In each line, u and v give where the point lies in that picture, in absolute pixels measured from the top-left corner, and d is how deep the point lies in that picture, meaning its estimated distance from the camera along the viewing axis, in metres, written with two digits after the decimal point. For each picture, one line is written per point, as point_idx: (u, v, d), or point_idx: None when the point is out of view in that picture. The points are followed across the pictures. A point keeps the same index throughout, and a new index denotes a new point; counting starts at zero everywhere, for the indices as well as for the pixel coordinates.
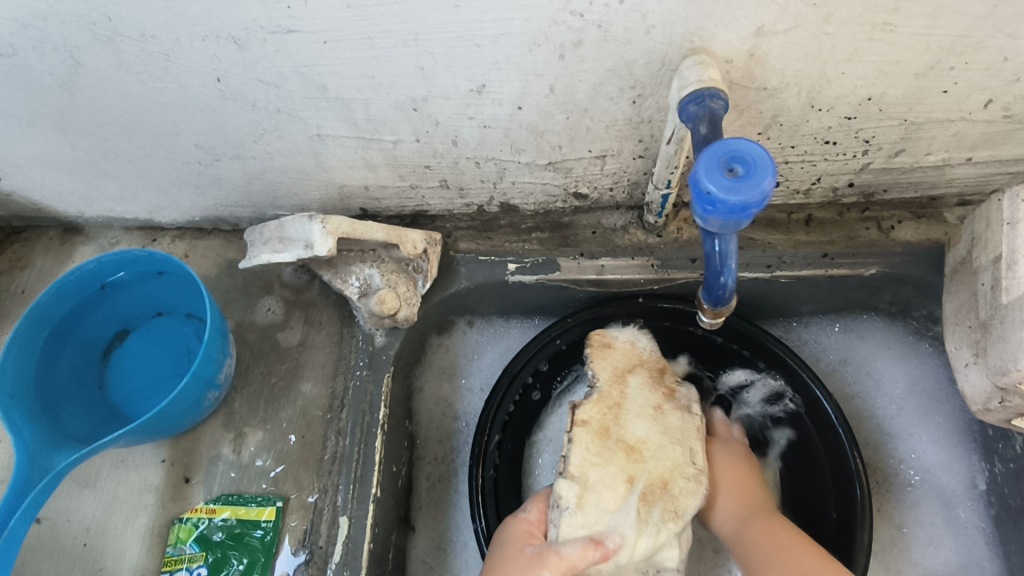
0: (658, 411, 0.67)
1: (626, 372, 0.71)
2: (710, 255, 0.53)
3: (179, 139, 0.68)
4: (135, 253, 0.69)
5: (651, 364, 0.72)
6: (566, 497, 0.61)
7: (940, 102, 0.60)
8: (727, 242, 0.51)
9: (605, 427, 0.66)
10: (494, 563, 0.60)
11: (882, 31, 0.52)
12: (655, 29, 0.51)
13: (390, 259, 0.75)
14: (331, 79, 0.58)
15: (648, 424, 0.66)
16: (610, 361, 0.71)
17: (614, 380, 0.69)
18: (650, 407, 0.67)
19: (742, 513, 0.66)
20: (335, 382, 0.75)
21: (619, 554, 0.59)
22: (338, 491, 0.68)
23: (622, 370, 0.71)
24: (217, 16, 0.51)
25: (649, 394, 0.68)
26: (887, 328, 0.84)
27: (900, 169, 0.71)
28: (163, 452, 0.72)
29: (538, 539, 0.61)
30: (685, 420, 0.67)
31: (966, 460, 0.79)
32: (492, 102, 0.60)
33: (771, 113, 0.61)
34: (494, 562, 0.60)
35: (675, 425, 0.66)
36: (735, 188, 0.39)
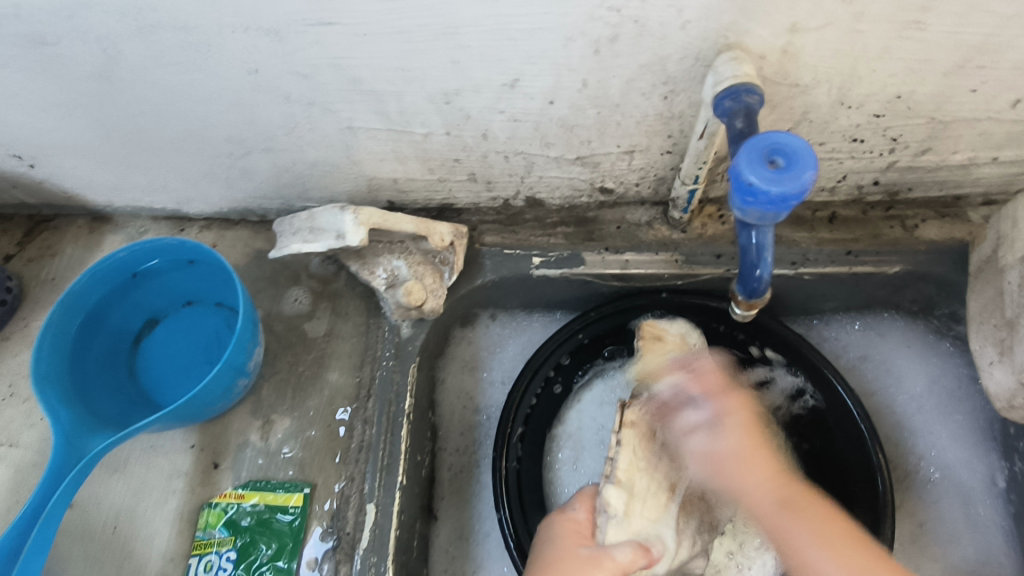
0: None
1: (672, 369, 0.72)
2: (744, 248, 0.53)
3: (212, 131, 0.69)
4: (168, 241, 0.70)
5: None
6: (614, 504, 0.61)
7: (969, 102, 0.60)
8: (763, 234, 0.52)
9: (652, 430, 0.67)
10: (542, 560, 0.60)
11: (913, 29, 0.52)
12: (690, 25, 0.52)
13: (417, 250, 0.76)
14: (364, 72, 0.59)
15: None
16: (657, 356, 0.75)
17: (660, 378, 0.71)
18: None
19: (773, 496, 0.57)
20: (362, 371, 0.76)
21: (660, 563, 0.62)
22: (366, 478, 0.69)
23: (669, 368, 0.72)
24: (259, 8, 0.52)
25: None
26: (907, 327, 0.84)
27: (926, 168, 0.71)
28: (192, 438, 0.74)
29: (586, 538, 0.61)
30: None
31: (986, 458, 0.79)
32: (523, 96, 0.61)
33: (802, 110, 0.62)
34: (544, 559, 0.60)
35: None
36: (777, 179, 0.40)
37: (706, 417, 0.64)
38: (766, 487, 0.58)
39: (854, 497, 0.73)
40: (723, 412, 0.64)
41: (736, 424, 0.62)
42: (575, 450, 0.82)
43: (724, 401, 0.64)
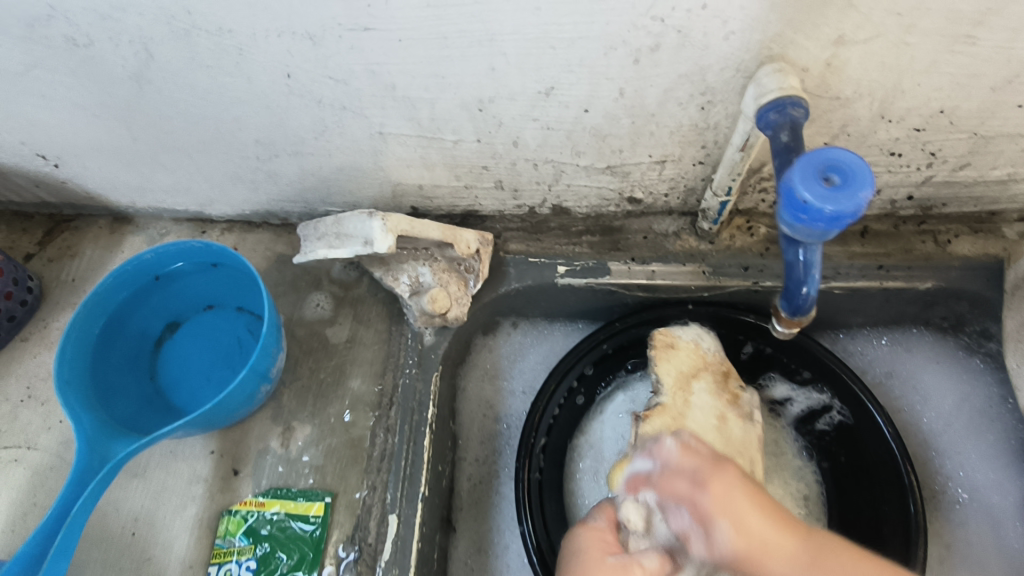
0: (723, 420, 0.68)
1: (689, 377, 0.71)
2: (792, 264, 0.52)
3: (241, 134, 0.68)
4: (193, 244, 0.69)
5: (714, 368, 0.73)
6: (634, 519, 0.57)
7: (1014, 117, 0.59)
8: (812, 251, 0.51)
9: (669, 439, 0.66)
10: (568, 572, 0.56)
11: (963, 43, 0.51)
12: (734, 36, 0.51)
13: (443, 258, 0.75)
14: (400, 78, 0.58)
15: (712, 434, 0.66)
16: (674, 364, 0.72)
17: (678, 387, 0.70)
18: (716, 416, 0.68)
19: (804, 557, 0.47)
20: (384, 379, 0.75)
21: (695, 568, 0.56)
22: (387, 488, 0.68)
23: (685, 374, 0.71)
24: (297, 13, 0.51)
25: (713, 402, 0.69)
26: (936, 343, 0.83)
27: (963, 183, 0.70)
28: (213, 444, 0.73)
29: (615, 547, 0.58)
30: (748, 431, 0.67)
31: (1018, 480, 0.77)
32: (559, 104, 0.60)
33: (840, 123, 0.61)
34: (569, 571, 0.57)
35: (737, 437, 0.67)
36: (831, 198, 0.39)
37: (689, 519, 0.52)
38: (781, 550, 0.47)
39: (882, 516, 0.72)
40: (712, 514, 0.50)
41: (732, 510, 0.49)
42: (598, 461, 0.81)
43: (712, 484, 0.51)
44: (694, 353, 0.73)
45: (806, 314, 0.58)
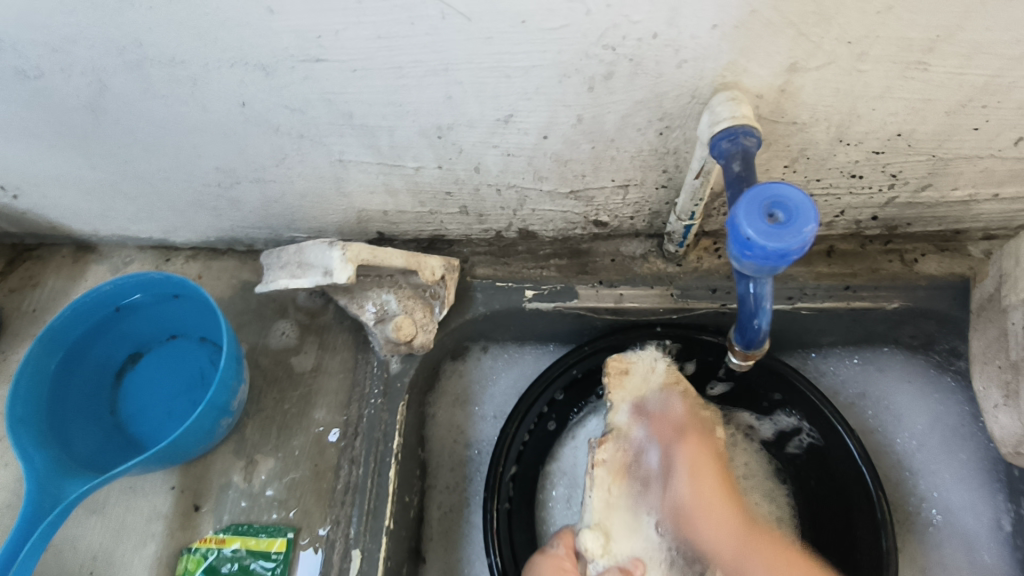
0: None
1: (644, 399, 0.71)
2: (743, 297, 0.52)
3: (201, 162, 0.67)
4: (152, 275, 0.68)
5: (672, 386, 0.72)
6: (592, 548, 0.63)
7: (970, 139, 0.59)
8: (762, 285, 0.51)
9: (628, 464, 0.67)
10: None
11: (916, 69, 0.51)
12: (687, 64, 0.50)
13: (407, 284, 0.74)
14: (356, 107, 0.57)
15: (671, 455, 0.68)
16: (629, 389, 0.71)
17: (632, 411, 0.70)
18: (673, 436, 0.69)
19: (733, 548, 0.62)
20: (349, 410, 0.74)
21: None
22: (350, 522, 0.67)
23: (640, 398, 0.71)
24: (248, 44, 0.51)
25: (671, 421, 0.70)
26: (907, 361, 0.83)
27: (925, 204, 0.70)
28: (173, 479, 0.71)
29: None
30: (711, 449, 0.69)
31: (991, 499, 0.77)
32: (517, 131, 0.60)
33: (799, 147, 0.61)
34: None
35: None
36: (775, 235, 0.39)
37: (657, 464, 0.67)
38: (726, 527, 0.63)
39: (856, 541, 0.72)
40: (677, 466, 0.66)
41: (696, 468, 0.66)
42: (570, 488, 0.81)
43: (680, 451, 0.67)
44: (648, 373, 0.73)
45: (760, 346, 0.58)
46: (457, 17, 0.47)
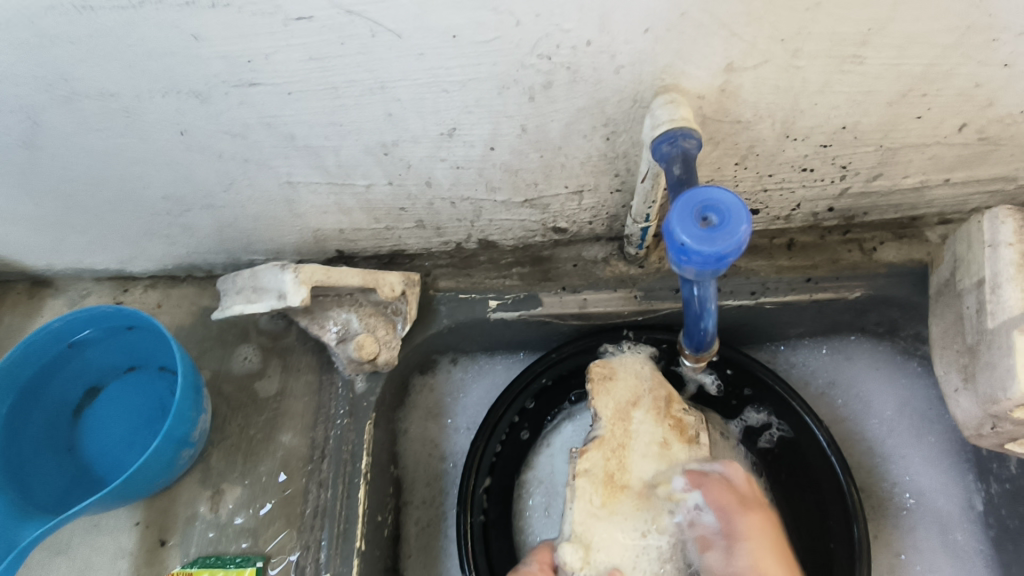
0: (667, 446, 0.68)
1: (628, 407, 0.70)
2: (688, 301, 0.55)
3: (147, 192, 0.66)
4: (104, 309, 0.66)
5: (656, 393, 0.71)
6: (571, 561, 0.61)
7: (915, 128, 0.59)
8: (705, 287, 0.53)
9: (610, 473, 0.66)
10: None
11: (852, 63, 0.51)
12: (624, 69, 0.50)
13: (368, 302, 0.73)
14: (297, 128, 0.56)
15: (655, 464, 0.67)
16: (613, 396, 0.71)
17: (617, 419, 0.69)
18: (657, 443, 0.68)
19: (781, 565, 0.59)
20: (315, 432, 0.73)
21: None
22: (321, 547, 0.66)
23: (624, 405, 0.70)
24: (176, 72, 0.50)
25: (655, 429, 0.69)
26: (874, 349, 0.83)
27: (879, 192, 0.70)
28: (137, 514, 0.70)
29: None
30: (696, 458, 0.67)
31: (962, 481, 0.78)
32: (463, 144, 0.59)
33: (747, 144, 0.61)
34: None
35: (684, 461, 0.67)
36: (706, 240, 0.39)
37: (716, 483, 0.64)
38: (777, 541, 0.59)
39: (827, 531, 0.71)
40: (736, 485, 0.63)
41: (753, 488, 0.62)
42: (547, 496, 0.78)
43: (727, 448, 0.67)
44: (634, 382, 0.72)
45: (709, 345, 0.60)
46: (387, 34, 0.46)
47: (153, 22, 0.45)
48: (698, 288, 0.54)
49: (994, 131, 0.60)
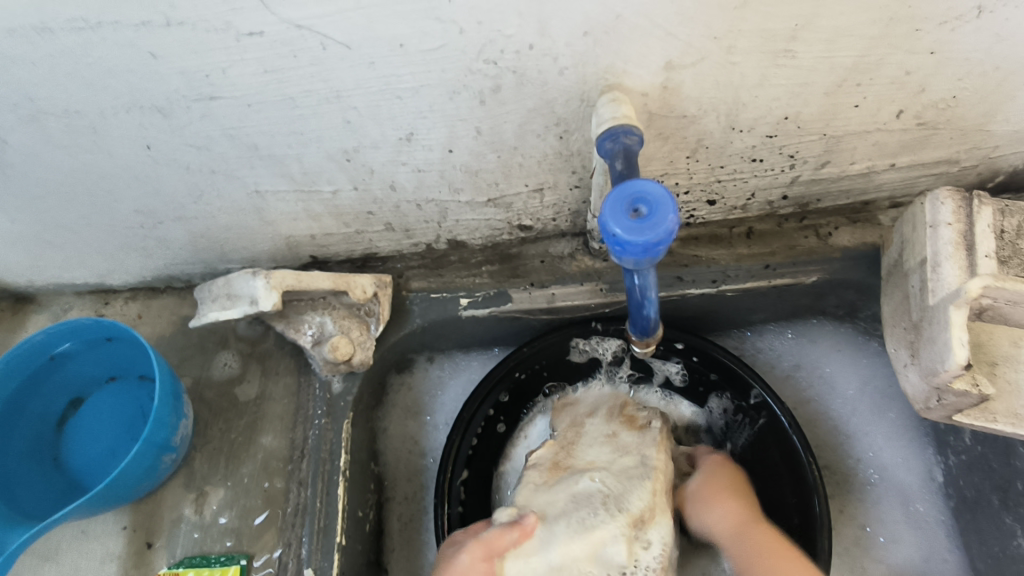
0: (613, 436, 0.67)
1: (583, 416, 0.71)
2: (631, 289, 0.61)
3: (120, 206, 0.68)
4: (83, 322, 0.69)
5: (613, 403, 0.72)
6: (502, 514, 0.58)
7: (854, 116, 0.62)
8: (646, 277, 0.59)
9: (556, 461, 0.65)
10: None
11: (785, 57, 0.53)
12: (568, 71, 0.53)
13: (341, 305, 0.76)
14: (260, 138, 0.59)
15: (600, 449, 0.65)
16: (569, 412, 0.74)
17: (571, 426, 0.70)
18: (604, 435, 0.67)
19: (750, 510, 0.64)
20: (294, 433, 0.75)
21: (550, 538, 0.55)
22: (302, 543, 0.69)
23: (577, 416, 0.72)
24: (138, 89, 0.52)
25: (604, 425, 0.69)
26: (836, 331, 0.86)
27: (829, 179, 0.72)
28: (124, 519, 0.72)
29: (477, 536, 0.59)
30: (644, 439, 0.65)
31: (922, 455, 0.81)
32: (422, 148, 0.61)
33: (695, 138, 0.63)
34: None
35: (628, 443, 0.65)
36: (637, 229, 0.42)
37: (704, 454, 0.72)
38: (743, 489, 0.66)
39: (785, 506, 0.73)
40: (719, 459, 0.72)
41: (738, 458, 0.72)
42: None
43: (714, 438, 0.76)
44: (593, 399, 0.76)
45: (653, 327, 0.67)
46: (338, 46, 0.49)
47: (110, 41, 0.48)
48: (640, 278, 0.59)
49: (930, 117, 0.63)
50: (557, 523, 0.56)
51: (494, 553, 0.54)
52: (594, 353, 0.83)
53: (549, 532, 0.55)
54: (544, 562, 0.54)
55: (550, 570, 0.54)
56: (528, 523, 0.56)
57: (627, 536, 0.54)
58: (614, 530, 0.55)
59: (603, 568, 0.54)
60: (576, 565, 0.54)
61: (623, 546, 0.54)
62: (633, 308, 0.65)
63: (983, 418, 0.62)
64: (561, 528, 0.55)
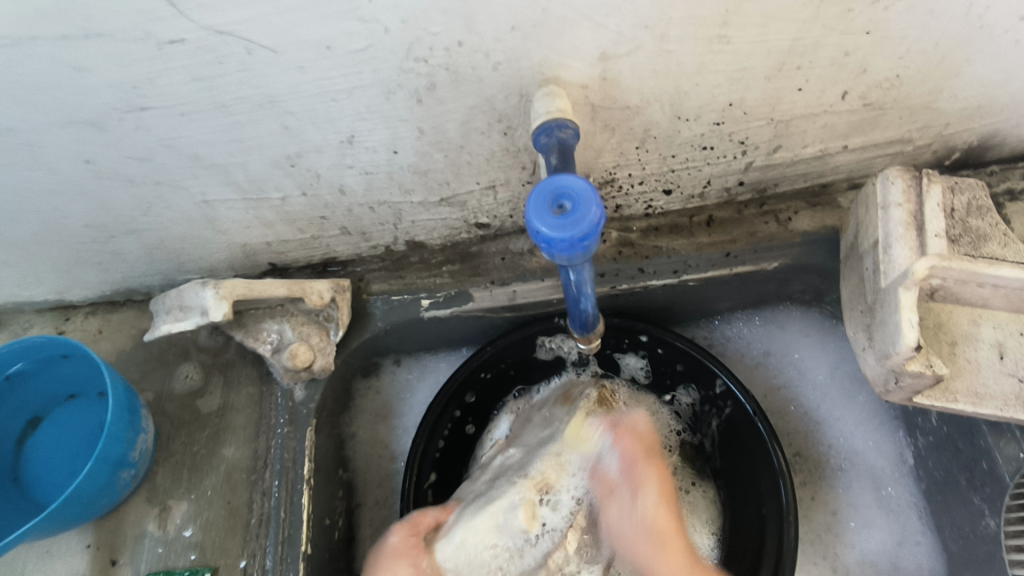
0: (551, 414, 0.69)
1: (534, 412, 0.75)
2: (567, 284, 0.63)
3: (68, 222, 0.67)
4: (35, 340, 0.68)
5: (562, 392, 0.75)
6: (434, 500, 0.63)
7: (800, 99, 0.62)
8: (581, 272, 0.60)
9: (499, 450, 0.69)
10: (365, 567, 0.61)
11: (721, 43, 0.53)
12: (502, 66, 0.52)
13: (299, 312, 0.75)
14: (200, 148, 0.58)
15: (537, 430, 0.68)
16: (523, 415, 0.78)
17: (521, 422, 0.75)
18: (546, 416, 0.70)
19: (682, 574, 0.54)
20: (257, 442, 0.74)
21: (459, 518, 0.57)
22: (266, 553, 0.68)
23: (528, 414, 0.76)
24: (68, 103, 0.51)
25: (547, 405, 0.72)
26: (804, 316, 0.85)
27: (783, 164, 0.72)
28: (88, 537, 0.71)
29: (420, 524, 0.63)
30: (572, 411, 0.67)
31: (893, 438, 0.81)
32: (366, 150, 0.61)
33: (643, 128, 0.63)
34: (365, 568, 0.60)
35: (556, 416, 0.68)
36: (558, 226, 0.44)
37: (618, 474, 0.58)
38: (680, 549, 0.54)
39: (761, 496, 0.72)
40: (642, 486, 0.57)
41: (663, 494, 0.57)
42: None
43: (642, 461, 0.59)
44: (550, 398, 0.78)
45: (591, 318, 0.70)
46: (263, 50, 0.48)
47: (29, 57, 0.47)
48: (576, 274, 0.61)
49: (877, 97, 0.63)
50: (468, 506, 0.58)
51: (420, 532, 0.57)
52: (561, 352, 0.83)
53: (460, 514, 0.58)
54: (450, 543, 0.55)
55: (458, 550, 0.55)
56: (449, 504, 0.61)
57: (527, 499, 0.56)
58: (513, 499, 0.57)
59: (508, 535, 0.56)
60: (482, 539, 0.56)
61: (520, 512, 0.56)
62: (571, 300, 0.67)
63: (943, 398, 0.61)
64: (469, 506, 0.59)
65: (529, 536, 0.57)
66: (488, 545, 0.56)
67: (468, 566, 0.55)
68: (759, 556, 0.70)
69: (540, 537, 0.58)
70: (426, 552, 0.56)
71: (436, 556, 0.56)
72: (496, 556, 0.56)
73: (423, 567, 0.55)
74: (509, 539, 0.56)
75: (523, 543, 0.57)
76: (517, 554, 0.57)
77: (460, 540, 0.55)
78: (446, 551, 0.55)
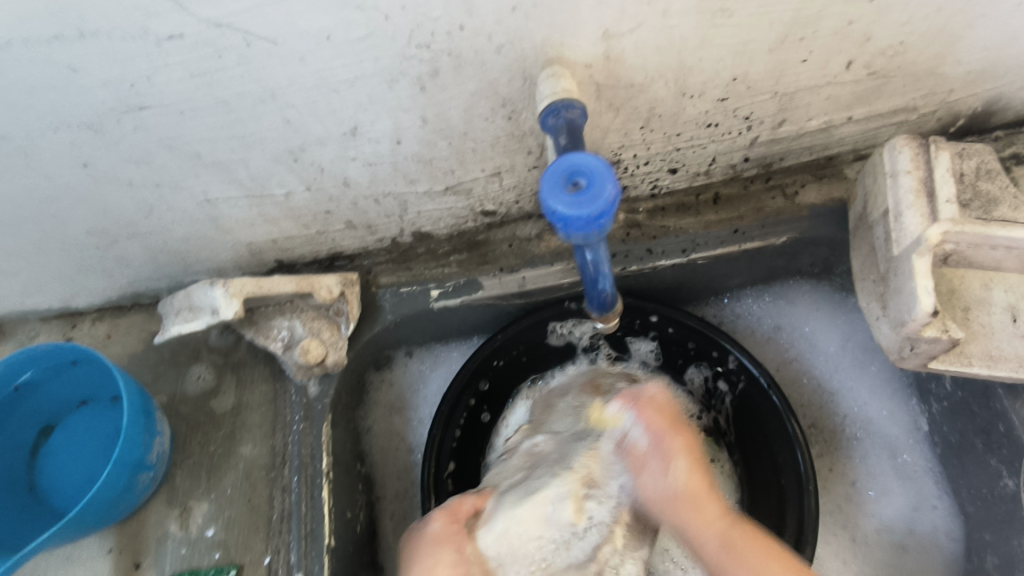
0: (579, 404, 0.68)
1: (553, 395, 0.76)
2: (584, 265, 0.63)
3: (70, 228, 0.67)
4: (44, 347, 0.67)
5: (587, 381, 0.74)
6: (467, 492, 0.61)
7: (803, 71, 0.61)
8: (597, 251, 0.61)
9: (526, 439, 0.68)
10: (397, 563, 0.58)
11: (723, 17, 0.52)
12: (505, 48, 0.52)
13: (309, 307, 0.75)
14: (201, 146, 0.58)
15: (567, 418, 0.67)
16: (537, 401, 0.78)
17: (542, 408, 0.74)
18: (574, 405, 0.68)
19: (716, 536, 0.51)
20: (274, 439, 0.74)
21: (498, 507, 0.55)
22: (290, 548, 0.68)
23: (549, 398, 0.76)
24: (64, 105, 0.51)
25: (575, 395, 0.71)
26: (814, 289, 0.85)
27: (788, 138, 0.72)
28: (110, 542, 0.72)
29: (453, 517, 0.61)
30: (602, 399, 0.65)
31: (907, 406, 0.80)
32: (369, 141, 0.60)
33: (647, 106, 0.62)
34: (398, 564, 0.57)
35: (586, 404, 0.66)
36: (577, 204, 0.44)
37: (644, 445, 0.55)
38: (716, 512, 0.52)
39: (779, 468, 0.73)
40: (674, 454, 0.54)
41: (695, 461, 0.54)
42: None
43: (673, 432, 0.55)
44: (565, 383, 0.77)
45: (608, 299, 0.70)
46: (262, 42, 0.48)
47: (25, 60, 0.46)
48: (592, 253, 0.61)
49: (881, 65, 0.62)
50: (508, 494, 0.56)
51: (459, 519, 0.55)
52: (571, 338, 0.83)
53: (499, 503, 0.56)
54: (491, 531, 0.53)
55: (502, 538, 0.53)
56: (486, 492, 0.59)
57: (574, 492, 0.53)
58: (559, 489, 0.54)
59: (555, 527, 0.54)
60: (527, 529, 0.53)
61: (568, 503, 0.53)
62: (589, 282, 0.67)
63: (959, 361, 0.61)
64: (511, 496, 0.56)
65: (577, 530, 0.54)
66: (532, 538, 0.53)
67: (511, 556, 0.53)
68: (781, 529, 0.71)
69: (588, 530, 0.54)
70: (471, 538, 0.54)
71: (479, 542, 0.53)
72: (541, 548, 0.54)
73: (467, 553, 0.53)
74: (555, 531, 0.54)
75: (570, 535, 0.54)
76: (563, 547, 0.54)
77: (502, 529, 0.53)
78: (490, 539, 0.53)
